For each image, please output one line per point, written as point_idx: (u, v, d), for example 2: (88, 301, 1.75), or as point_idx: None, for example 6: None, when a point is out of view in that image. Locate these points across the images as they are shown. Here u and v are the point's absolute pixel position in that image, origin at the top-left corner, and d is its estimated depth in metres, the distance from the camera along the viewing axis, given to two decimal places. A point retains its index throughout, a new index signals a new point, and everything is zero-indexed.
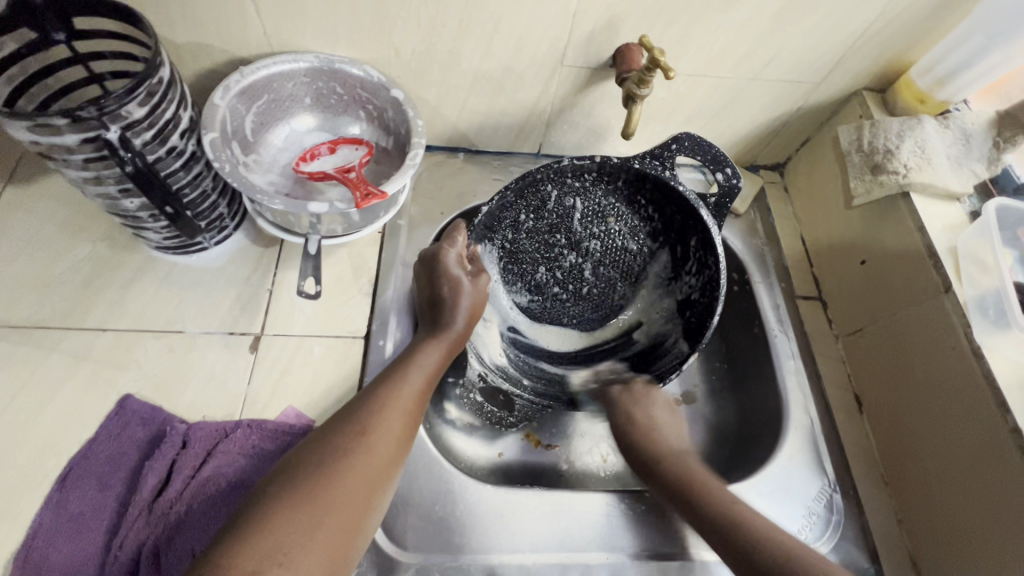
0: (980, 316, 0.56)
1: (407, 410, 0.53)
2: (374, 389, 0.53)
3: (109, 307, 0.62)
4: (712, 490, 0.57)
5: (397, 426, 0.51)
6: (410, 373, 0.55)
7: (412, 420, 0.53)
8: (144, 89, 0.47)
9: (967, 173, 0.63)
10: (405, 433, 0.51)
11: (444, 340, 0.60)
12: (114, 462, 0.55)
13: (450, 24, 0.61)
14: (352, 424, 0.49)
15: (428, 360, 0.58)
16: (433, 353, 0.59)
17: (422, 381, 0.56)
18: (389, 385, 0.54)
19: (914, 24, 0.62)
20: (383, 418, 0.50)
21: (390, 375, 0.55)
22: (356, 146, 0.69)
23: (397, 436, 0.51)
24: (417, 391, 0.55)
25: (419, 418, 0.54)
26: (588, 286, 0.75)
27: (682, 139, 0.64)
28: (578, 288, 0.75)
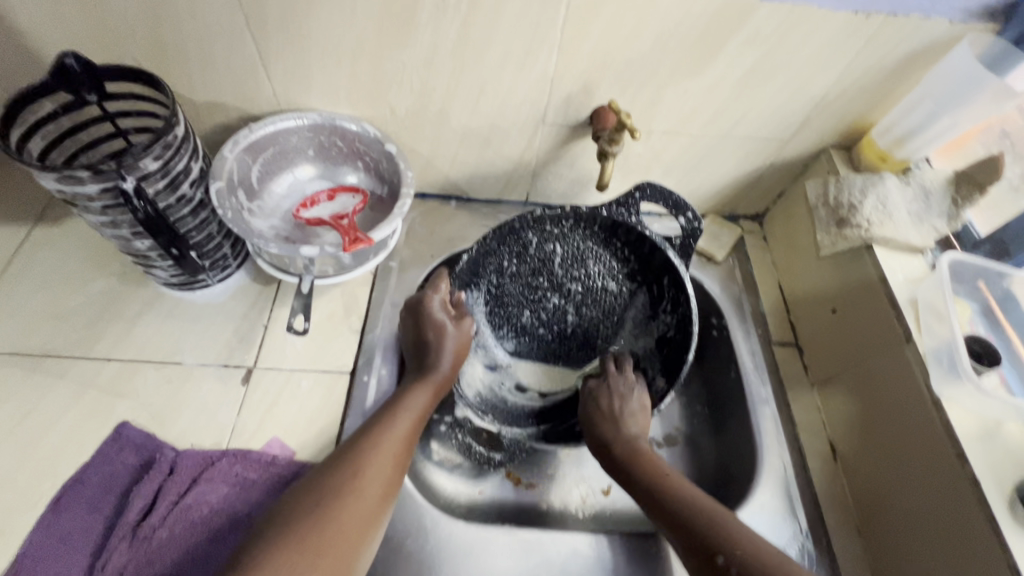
0: (935, 366, 0.57)
1: (396, 453, 0.54)
2: (364, 433, 0.55)
3: (115, 338, 0.67)
4: (673, 486, 0.57)
5: (386, 470, 0.53)
6: (398, 417, 0.57)
7: (401, 461, 0.55)
8: (159, 145, 0.54)
9: (929, 229, 0.66)
10: (394, 475, 0.53)
11: (431, 382, 0.62)
12: (106, 487, 0.58)
13: (440, 87, 0.67)
14: (343, 468, 0.51)
15: (414, 402, 0.60)
16: (419, 395, 0.60)
17: (410, 424, 0.57)
18: (377, 430, 0.55)
19: (870, 90, 0.67)
20: (371, 462, 0.52)
21: (379, 419, 0.57)
22: (353, 194, 0.75)
23: (388, 479, 0.53)
24: (405, 434, 0.56)
25: (408, 459, 0.56)
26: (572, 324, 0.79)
27: (644, 188, 0.69)
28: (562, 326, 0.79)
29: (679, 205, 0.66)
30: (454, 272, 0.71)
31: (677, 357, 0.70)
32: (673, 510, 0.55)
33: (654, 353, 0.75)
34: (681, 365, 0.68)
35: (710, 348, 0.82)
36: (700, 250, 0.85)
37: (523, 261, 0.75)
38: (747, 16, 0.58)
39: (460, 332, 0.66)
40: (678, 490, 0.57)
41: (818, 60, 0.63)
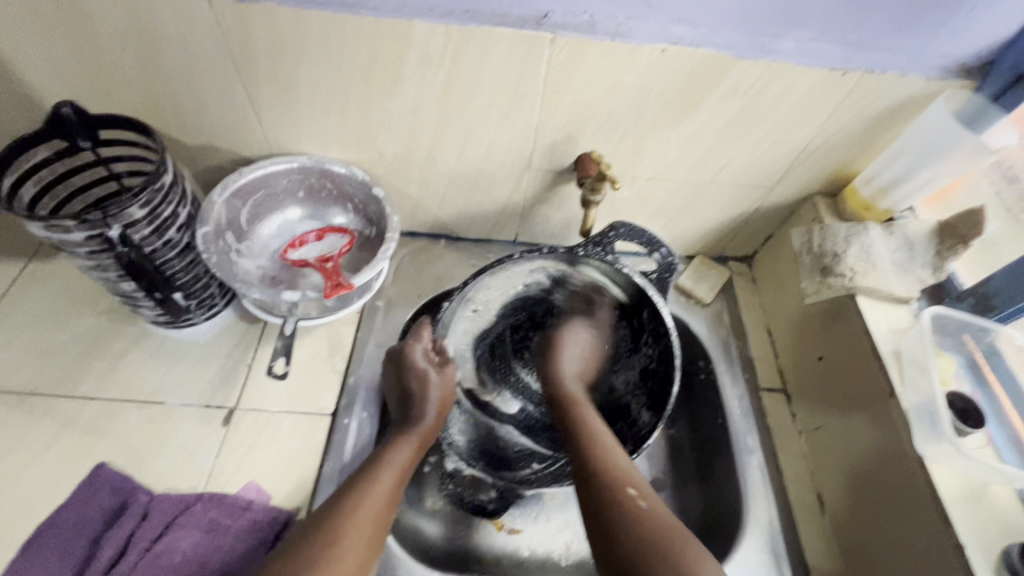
0: (919, 425, 0.56)
1: (377, 511, 0.55)
2: (346, 492, 0.56)
3: (100, 376, 0.68)
4: (597, 427, 0.63)
5: (367, 533, 0.54)
6: (380, 473, 0.58)
7: (382, 520, 0.55)
8: (146, 193, 0.55)
9: (912, 279, 0.66)
10: (376, 533, 0.54)
11: (415, 434, 0.63)
12: (79, 531, 0.57)
13: (426, 135, 0.68)
14: (323, 532, 0.52)
15: (398, 457, 0.60)
16: (404, 449, 0.61)
17: (392, 479, 0.58)
18: (359, 488, 0.56)
19: (852, 141, 0.67)
20: (352, 522, 0.53)
21: (361, 476, 0.58)
22: (341, 235, 0.76)
23: (370, 538, 0.54)
24: (388, 491, 0.57)
25: (390, 514, 0.57)
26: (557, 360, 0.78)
27: (618, 227, 0.67)
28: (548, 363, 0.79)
29: (653, 242, 0.65)
30: (437, 318, 0.71)
31: (661, 388, 0.69)
32: (580, 425, 0.64)
33: (639, 385, 0.74)
34: (667, 399, 0.67)
35: (697, 392, 0.81)
36: (688, 292, 0.85)
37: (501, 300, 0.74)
38: (726, 72, 0.59)
39: (446, 380, 0.67)
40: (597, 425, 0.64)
41: (798, 113, 0.64)
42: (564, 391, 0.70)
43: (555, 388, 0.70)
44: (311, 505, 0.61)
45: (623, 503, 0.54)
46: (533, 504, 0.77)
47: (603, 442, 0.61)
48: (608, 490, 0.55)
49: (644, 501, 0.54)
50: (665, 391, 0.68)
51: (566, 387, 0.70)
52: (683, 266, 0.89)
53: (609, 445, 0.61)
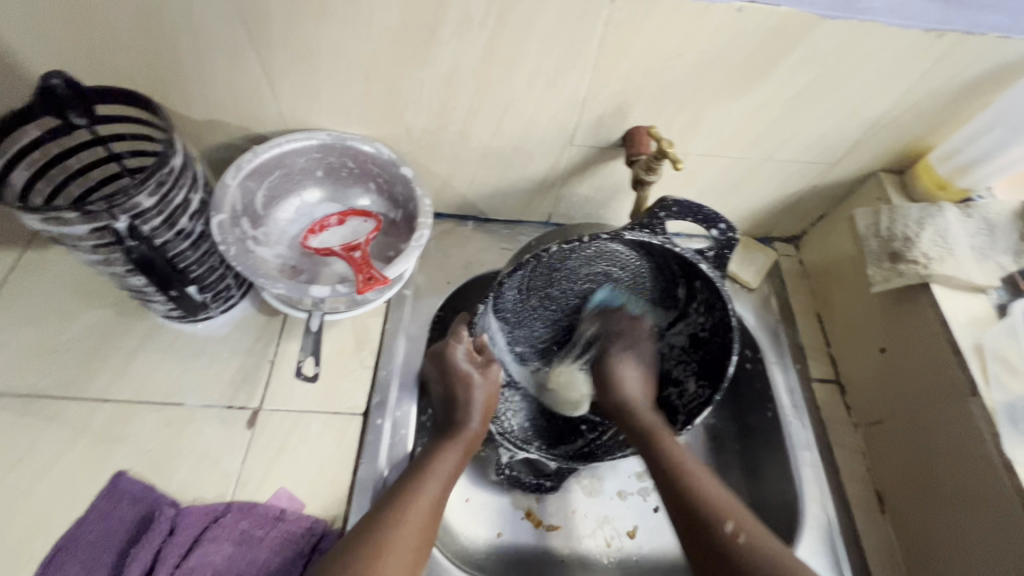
0: (1010, 428, 0.53)
1: (422, 523, 0.52)
2: (388, 502, 0.53)
3: (111, 376, 0.63)
4: (680, 451, 0.59)
5: (411, 546, 0.50)
6: (427, 484, 0.55)
7: (427, 532, 0.52)
8: (154, 179, 0.49)
9: (993, 265, 0.61)
10: (419, 549, 0.51)
11: (461, 442, 0.60)
12: (101, 545, 0.53)
13: (461, 107, 0.61)
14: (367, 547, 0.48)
15: (444, 466, 0.57)
16: (450, 456, 0.59)
17: (437, 490, 0.55)
18: (403, 498, 0.53)
19: (932, 112, 0.61)
20: (395, 537, 0.50)
21: (405, 485, 0.54)
22: (365, 218, 0.70)
23: (413, 554, 0.50)
24: (433, 503, 0.54)
25: (433, 530, 0.53)
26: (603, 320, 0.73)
27: (669, 204, 0.54)
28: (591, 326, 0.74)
29: (713, 219, 0.54)
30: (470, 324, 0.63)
31: (715, 358, 0.66)
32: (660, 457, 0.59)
33: (687, 352, 0.71)
34: (722, 371, 0.64)
35: (743, 383, 0.77)
36: (734, 276, 0.79)
37: (538, 278, 0.65)
38: (807, 34, 0.52)
39: (490, 381, 0.64)
40: (675, 456, 0.59)
41: (878, 80, 0.57)
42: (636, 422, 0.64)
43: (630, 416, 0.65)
44: (348, 515, 0.57)
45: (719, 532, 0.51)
46: (570, 499, 0.75)
47: (682, 463, 0.58)
48: (703, 523, 0.52)
49: (743, 535, 0.50)
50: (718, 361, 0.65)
51: (636, 408, 0.66)
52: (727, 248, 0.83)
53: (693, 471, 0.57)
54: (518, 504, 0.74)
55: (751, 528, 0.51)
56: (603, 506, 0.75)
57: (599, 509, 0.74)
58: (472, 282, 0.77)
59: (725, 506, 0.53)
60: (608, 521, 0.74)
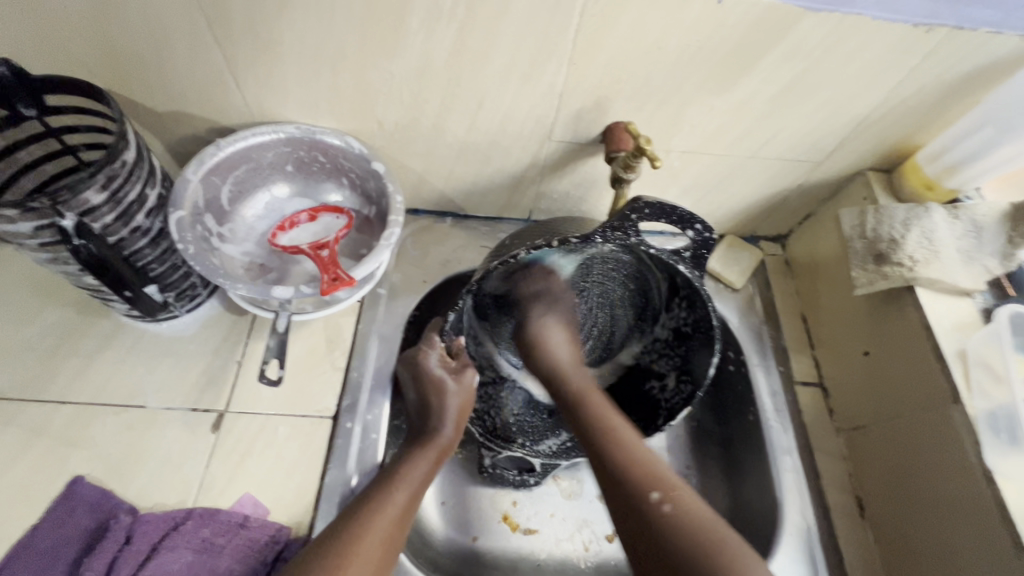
0: (991, 436, 0.52)
1: (387, 533, 0.50)
2: (354, 509, 0.51)
3: (70, 377, 0.60)
4: (602, 415, 0.58)
5: (377, 554, 0.49)
6: (394, 493, 0.53)
7: (394, 538, 0.51)
8: (103, 174, 0.46)
9: (979, 268, 0.59)
10: (384, 558, 0.49)
11: (433, 449, 0.59)
12: (55, 554, 0.52)
13: (433, 100, 0.59)
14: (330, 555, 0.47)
15: (415, 474, 0.56)
16: (421, 463, 0.57)
17: (405, 499, 0.53)
18: (368, 508, 0.51)
19: (920, 110, 0.59)
20: (358, 548, 0.48)
21: (373, 491, 0.53)
22: (337, 215, 0.67)
23: (378, 565, 0.49)
24: (400, 512, 0.52)
25: (400, 541, 0.52)
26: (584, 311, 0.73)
27: (641, 206, 0.50)
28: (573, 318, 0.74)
29: (687, 220, 0.50)
30: (443, 330, 0.63)
31: (696, 356, 0.66)
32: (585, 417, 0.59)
33: (671, 346, 0.71)
34: (703, 372, 0.64)
35: (725, 385, 0.75)
36: (718, 276, 0.78)
37: (516, 272, 0.65)
38: (791, 27, 0.50)
39: (463, 390, 0.62)
40: (597, 420, 0.58)
41: (864, 77, 0.55)
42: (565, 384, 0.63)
43: (553, 369, 0.64)
44: (314, 523, 0.55)
45: (643, 506, 0.49)
46: (549, 502, 0.74)
47: (611, 429, 0.56)
48: (631, 491, 0.51)
49: (666, 500, 0.49)
50: (698, 361, 0.66)
51: (568, 375, 0.64)
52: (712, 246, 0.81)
53: (617, 431, 0.56)
54: (495, 508, 0.72)
55: (668, 474, 0.52)
56: (582, 510, 0.74)
57: (578, 512, 0.73)
58: (449, 281, 0.75)
59: (652, 466, 0.53)
60: (587, 525, 0.72)
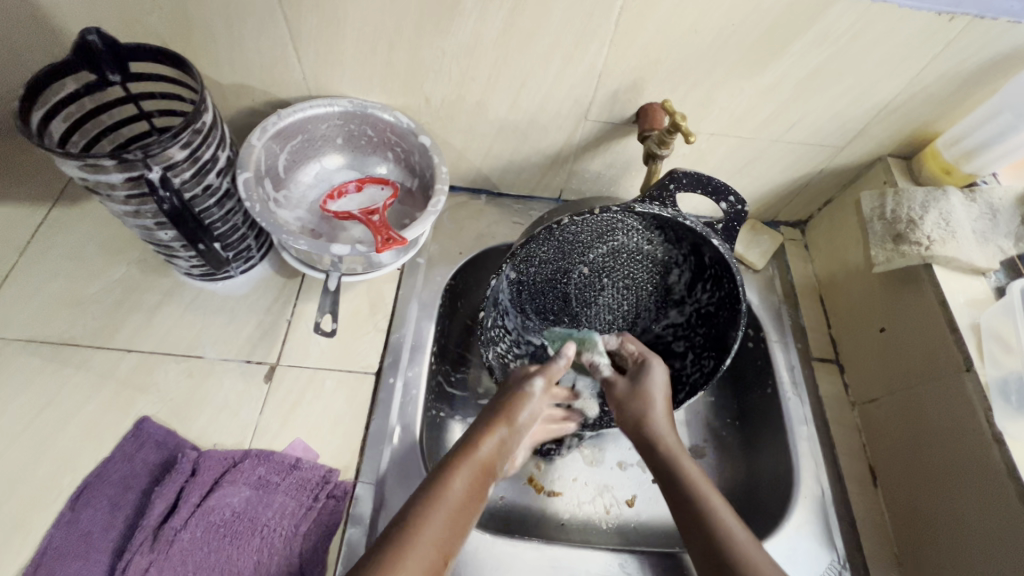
0: (1001, 402, 0.55)
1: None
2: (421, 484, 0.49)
3: (135, 328, 0.65)
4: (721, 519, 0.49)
5: (447, 522, 0.46)
6: (430, 513, 0.46)
7: (468, 509, 0.48)
8: (186, 134, 0.50)
9: (993, 250, 0.62)
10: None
11: (478, 472, 0.50)
12: (126, 483, 0.56)
13: (480, 78, 0.63)
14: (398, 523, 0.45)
15: (455, 501, 0.48)
16: (463, 481, 0.49)
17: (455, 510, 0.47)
18: (400, 536, 0.44)
19: (942, 96, 0.62)
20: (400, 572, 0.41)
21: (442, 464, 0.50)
22: (383, 186, 0.72)
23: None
24: (443, 531, 0.45)
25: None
26: (614, 296, 0.77)
27: (679, 176, 0.58)
28: (602, 302, 0.78)
29: (721, 190, 0.57)
30: (484, 299, 0.68)
31: (722, 330, 0.71)
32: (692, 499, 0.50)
33: (697, 322, 0.75)
34: (730, 342, 0.69)
35: (744, 361, 0.78)
36: (740, 257, 0.81)
37: (552, 247, 0.70)
38: (820, 14, 0.53)
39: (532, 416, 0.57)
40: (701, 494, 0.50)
41: (889, 64, 0.58)
42: (678, 471, 0.53)
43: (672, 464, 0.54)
44: (361, 468, 0.59)
45: None
46: (572, 467, 0.77)
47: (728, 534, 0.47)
48: None
49: None
50: (725, 334, 0.70)
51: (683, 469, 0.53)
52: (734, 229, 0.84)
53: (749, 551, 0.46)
54: (522, 470, 0.76)
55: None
56: (602, 476, 0.77)
57: (599, 478, 0.77)
58: (483, 254, 0.79)
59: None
60: (608, 489, 0.76)
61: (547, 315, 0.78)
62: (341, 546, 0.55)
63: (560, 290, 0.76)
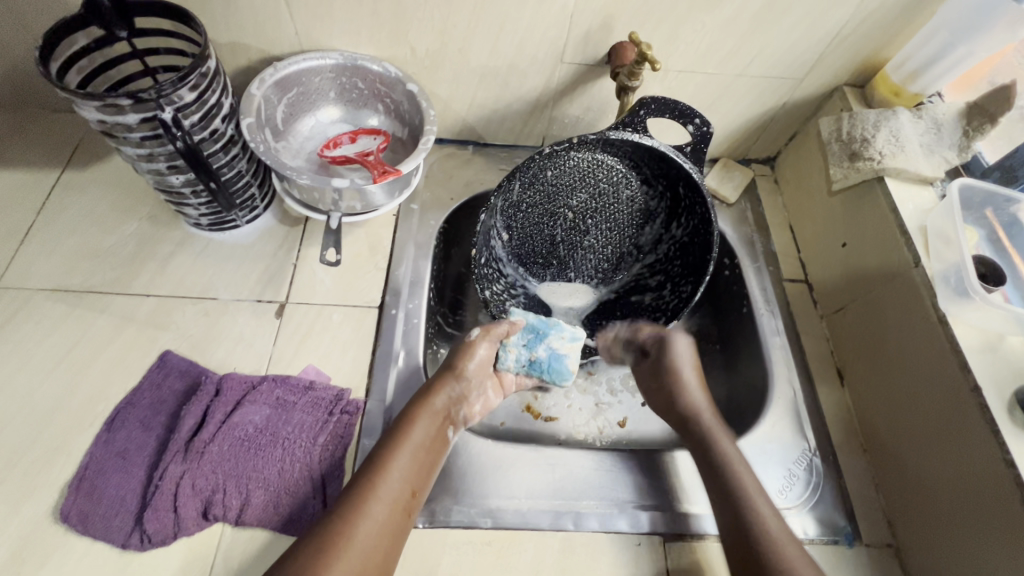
0: (943, 286, 0.60)
1: (385, 524, 0.50)
2: (380, 442, 0.56)
3: (151, 275, 0.70)
4: (740, 475, 0.58)
5: (407, 469, 0.54)
6: (391, 463, 0.54)
7: (425, 458, 0.56)
8: (194, 77, 0.55)
9: (939, 159, 0.68)
10: (388, 547, 0.50)
11: (434, 424, 0.58)
12: (155, 408, 0.61)
13: (460, 24, 0.67)
14: (360, 477, 0.53)
15: (415, 446, 0.56)
16: (419, 430, 0.57)
17: (411, 459, 0.55)
18: (358, 495, 0.51)
19: (888, 22, 0.67)
20: (365, 514, 0.50)
21: (398, 421, 0.58)
22: (375, 136, 0.77)
23: (380, 559, 0.49)
24: (403, 477, 0.54)
25: (406, 522, 0.52)
26: (598, 236, 0.82)
27: (648, 103, 0.64)
28: (588, 243, 0.83)
29: (686, 113, 0.63)
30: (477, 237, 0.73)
31: (699, 257, 0.76)
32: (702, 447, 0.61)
33: (676, 254, 0.80)
34: (705, 264, 0.73)
35: (721, 287, 0.84)
36: (713, 192, 0.86)
37: (536, 189, 0.76)
38: None
39: (481, 366, 0.65)
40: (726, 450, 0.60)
41: None
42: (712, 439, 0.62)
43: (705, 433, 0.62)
44: (370, 388, 0.65)
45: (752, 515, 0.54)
46: (566, 395, 0.82)
47: (745, 490, 0.56)
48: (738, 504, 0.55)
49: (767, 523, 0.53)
50: (700, 259, 0.75)
51: (719, 441, 0.61)
52: (708, 168, 0.90)
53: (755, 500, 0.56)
54: (519, 400, 0.81)
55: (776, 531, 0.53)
56: (595, 401, 0.82)
57: (592, 403, 0.82)
58: (473, 200, 0.84)
59: (771, 527, 0.53)
60: (602, 412, 0.81)
61: (537, 260, 0.83)
62: (356, 456, 0.60)
63: (546, 233, 0.81)
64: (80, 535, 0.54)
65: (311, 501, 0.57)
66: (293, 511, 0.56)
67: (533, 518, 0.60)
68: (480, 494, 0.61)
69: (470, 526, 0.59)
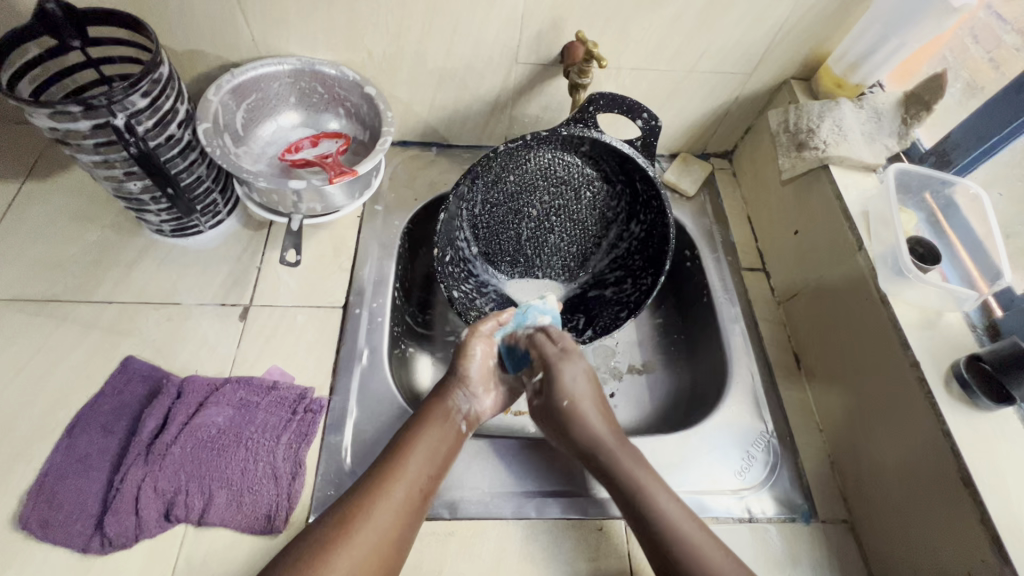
0: (884, 268, 0.62)
1: (403, 506, 0.51)
2: (401, 434, 0.57)
3: (113, 282, 0.70)
4: (654, 497, 0.53)
5: (426, 458, 0.55)
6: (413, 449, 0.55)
7: (445, 449, 0.57)
8: (146, 83, 0.56)
9: (880, 147, 0.71)
10: (404, 530, 0.50)
11: (450, 420, 0.58)
12: (117, 412, 0.61)
13: (415, 27, 0.69)
14: (380, 465, 0.54)
15: (433, 438, 0.56)
16: (438, 422, 0.57)
17: (431, 450, 0.55)
18: (380, 477, 0.52)
19: (827, 16, 0.70)
20: (386, 494, 0.51)
21: (417, 419, 0.58)
22: (336, 139, 0.78)
23: (394, 541, 0.49)
24: (422, 466, 0.54)
25: (423, 506, 0.53)
26: (561, 234, 0.84)
27: (596, 99, 0.67)
28: (551, 241, 0.84)
29: (634, 107, 0.65)
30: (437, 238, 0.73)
31: (660, 247, 0.76)
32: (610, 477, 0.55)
33: (638, 245, 0.81)
34: (664, 251, 0.74)
35: (684, 278, 0.86)
36: (673, 186, 0.88)
37: (495, 188, 0.78)
38: None
39: (484, 363, 0.63)
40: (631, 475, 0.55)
41: None
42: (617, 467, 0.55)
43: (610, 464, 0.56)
44: (334, 387, 0.65)
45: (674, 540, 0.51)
46: None
47: (662, 516, 0.52)
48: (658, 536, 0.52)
49: (684, 541, 0.51)
50: (659, 247, 0.76)
51: (624, 466, 0.55)
52: (668, 163, 0.92)
53: (675, 523, 0.52)
54: None
55: (705, 547, 0.51)
56: None
57: None
58: (437, 200, 0.85)
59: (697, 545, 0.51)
60: None
61: (502, 259, 0.83)
62: (320, 453, 0.61)
63: (509, 231, 0.81)
64: (41, 540, 0.54)
65: (276, 498, 0.57)
66: (257, 509, 0.57)
67: (497, 506, 0.61)
68: (445, 486, 0.62)
69: (434, 517, 0.60)
